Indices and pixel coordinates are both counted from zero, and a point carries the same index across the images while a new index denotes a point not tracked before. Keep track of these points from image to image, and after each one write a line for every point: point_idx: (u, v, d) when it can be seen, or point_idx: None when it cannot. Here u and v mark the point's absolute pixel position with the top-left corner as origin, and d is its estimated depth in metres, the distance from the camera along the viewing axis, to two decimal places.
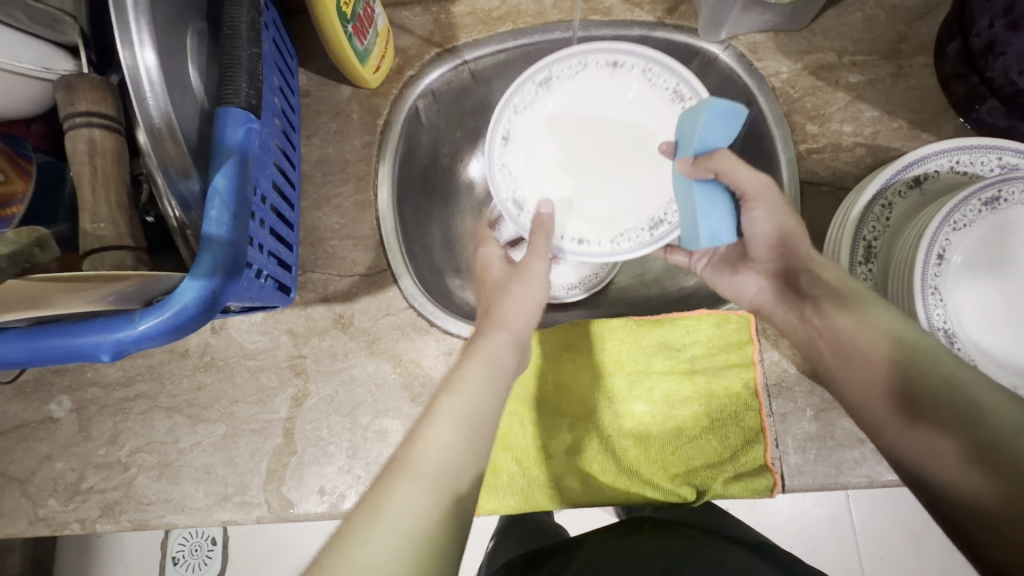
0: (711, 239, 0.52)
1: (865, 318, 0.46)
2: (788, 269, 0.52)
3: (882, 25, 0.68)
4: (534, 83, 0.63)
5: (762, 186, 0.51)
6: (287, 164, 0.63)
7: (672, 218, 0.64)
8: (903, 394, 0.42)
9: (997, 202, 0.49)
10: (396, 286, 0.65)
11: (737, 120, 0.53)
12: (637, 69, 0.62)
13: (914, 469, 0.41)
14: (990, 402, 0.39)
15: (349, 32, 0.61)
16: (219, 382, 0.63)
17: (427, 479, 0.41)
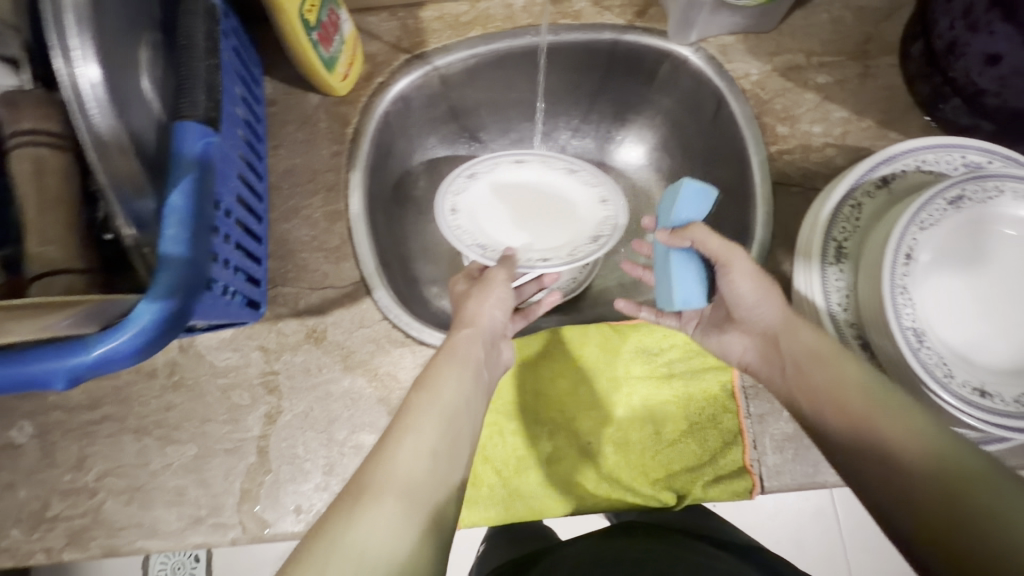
0: (683, 304, 0.55)
1: (838, 369, 0.47)
2: (767, 330, 0.52)
3: (849, 26, 0.69)
4: (463, 176, 0.66)
5: (734, 253, 0.52)
6: (254, 170, 0.62)
7: (608, 229, 0.64)
8: (875, 445, 0.42)
9: (961, 200, 0.49)
10: (370, 298, 0.64)
11: (708, 199, 0.57)
12: (537, 162, 0.69)
13: (890, 520, 0.40)
14: (954, 451, 0.39)
15: (314, 40, 0.60)
16: (190, 402, 0.61)
17: (401, 481, 0.43)
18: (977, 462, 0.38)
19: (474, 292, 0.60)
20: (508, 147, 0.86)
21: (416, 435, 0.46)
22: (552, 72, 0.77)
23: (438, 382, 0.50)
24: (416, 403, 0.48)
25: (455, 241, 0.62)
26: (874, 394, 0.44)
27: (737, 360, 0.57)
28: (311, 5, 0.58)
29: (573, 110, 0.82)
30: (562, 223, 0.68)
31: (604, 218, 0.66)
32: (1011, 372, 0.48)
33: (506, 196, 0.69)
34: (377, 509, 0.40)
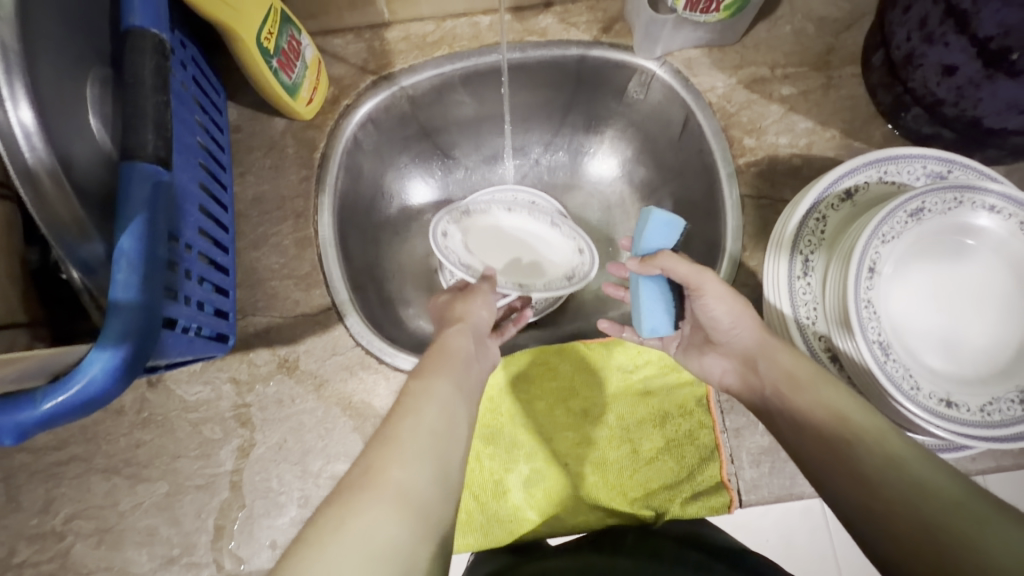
0: (651, 332, 0.57)
1: (813, 393, 0.47)
2: (746, 354, 0.53)
3: (811, 37, 0.69)
4: (460, 210, 0.72)
5: (704, 278, 0.52)
6: (217, 196, 0.61)
7: (582, 270, 0.71)
8: (851, 470, 0.41)
9: (922, 212, 0.50)
10: (342, 324, 0.63)
11: (676, 228, 0.58)
12: (524, 212, 0.75)
13: (869, 544, 0.39)
14: (929, 478, 0.38)
15: (275, 67, 0.59)
16: (160, 438, 0.60)
17: (395, 485, 0.39)
18: (953, 490, 0.37)
19: (461, 297, 0.60)
20: (481, 163, 0.85)
21: (411, 436, 0.43)
22: (520, 89, 0.76)
23: (431, 387, 0.48)
24: (413, 400, 0.46)
25: (445, 258, 0.65)
26: (853, 420, 0.44)
27: (717, 382, 0.57)
28: (268, 32, 0.57)
29: (544, 124, 0.82)
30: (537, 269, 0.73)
31: (574, 264, 0.73)
32: (978, 382, 0.49)
33: (491, 237, 0.73)
34: (371, 515, 0.37)
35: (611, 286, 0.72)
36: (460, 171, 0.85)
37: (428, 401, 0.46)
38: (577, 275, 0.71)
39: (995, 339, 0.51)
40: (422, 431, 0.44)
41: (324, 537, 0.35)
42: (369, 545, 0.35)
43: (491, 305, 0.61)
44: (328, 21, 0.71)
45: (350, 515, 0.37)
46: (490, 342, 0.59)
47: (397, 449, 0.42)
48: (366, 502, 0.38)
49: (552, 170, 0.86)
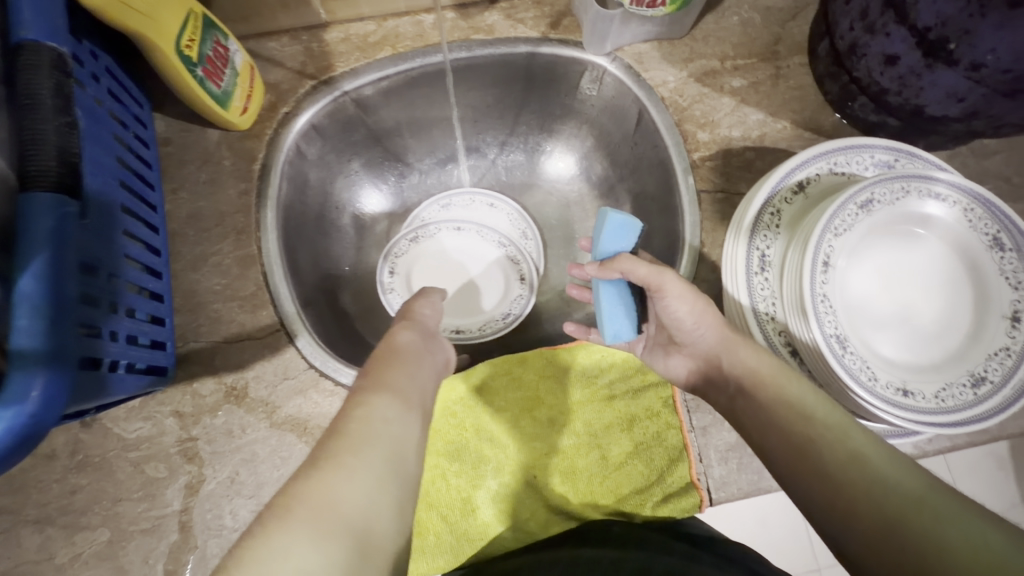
0: (613, 338, 0.56)
1: (772, 387, 0.46)
2: (709, 353, 0.51)
3: (758, 28, 0.69)
4: (406, 239, 0.78)
5: (664, 277, 0.50)
6: (144, 217, 0.57)
7: (516, 309, 0.76)
8: (816, 470, 0.41)
9: (871, 204, 0.50)
10: (293, 346, 0.60)
11: (633, 231, 0.56)
12: (474, 231, 0.80)
13: (836, 541, 0.38)
14: (892, 474, 0.38)
15: (200, 76, 0.55)
16: (97, 482, 0.55)
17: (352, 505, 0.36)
18: (915, 484, 0.37)
19: (415, 300, 0.59)
20: (435, 166, 0.83)
21: (365, 444, 0.40)
22: (470, 89, 0.74)
23: (383, 383, 0.45)
24: (366, 395, 0.43)
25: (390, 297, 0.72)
26: (814, 415, 0.43)
27: (685, 382, 0.56)
28: (189, 40, 0.53)
29: (498, 124, 0.79)
30: (484, 291, 0.78)
31: (513, 297, 0.78)
32: (931, 369, 0.50)
33: (442, 261, 0.79)
34: (314, 529, 0.33)
35: (575, 287, 0.71)
36: (415, 175, 0.82)
37: (389, 397, 0.44)
38: (514, 310, 0.76)
39: (944, 324, 0.52)
40: (380, 440, 0.40)
41: (261, 550, 0.31)
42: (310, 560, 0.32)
43: (436, 304, 0.60)
44: (260, 23, 0.66)
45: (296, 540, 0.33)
46: (445, 339, 0.57)
47: (351, 458, 0.38)
48: (313, 523, 0.34)
49: (509, 170, 0.84)
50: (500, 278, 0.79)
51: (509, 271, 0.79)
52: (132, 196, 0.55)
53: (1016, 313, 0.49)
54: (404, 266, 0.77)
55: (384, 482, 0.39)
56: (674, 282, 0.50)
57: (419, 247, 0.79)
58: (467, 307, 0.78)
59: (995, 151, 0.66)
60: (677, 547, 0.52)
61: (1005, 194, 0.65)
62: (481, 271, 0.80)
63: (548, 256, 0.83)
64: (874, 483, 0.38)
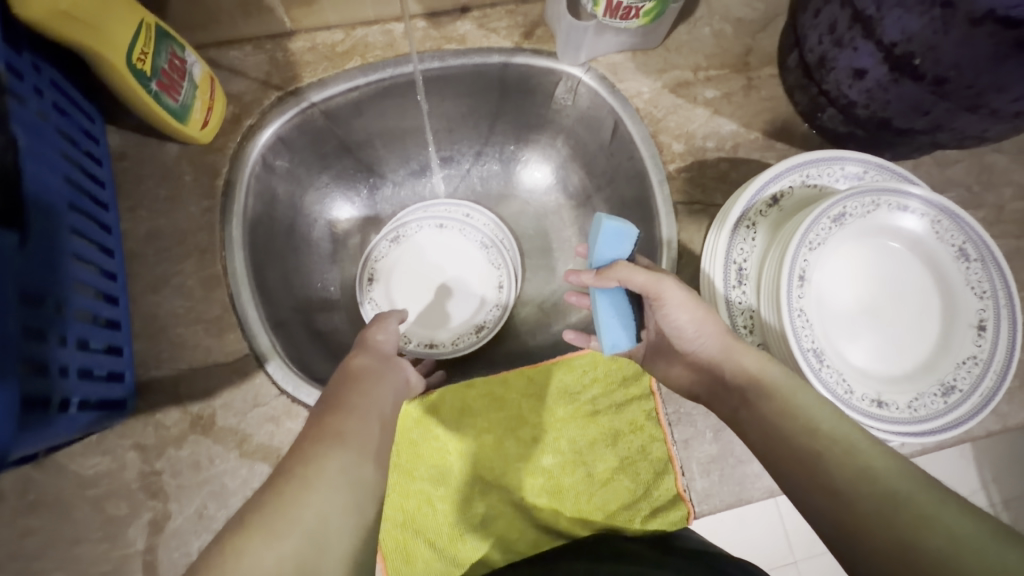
0: (612, 348, 0.55)
1: (776, 399, 0.45)
2: (711, 362, 0.50)
3: (730, 39, 0.70)
4: (387, 240, 0.78)
5: (664, 284, 0.50)
6: (96, 238, 0.54)
7: (490, 322, 0.77)
8: (823, 485, 0.40)
9: (844, 218, 0.51)
10: (263, 371, 0.57)
11: (629, 239, 0.55)
12: (456, 229, 0.81)
13: (845, 557, 0.38)
14: (902, 487, 0.37)
15: (154, 90, 0.52)
16: (52, 523, 0.52)
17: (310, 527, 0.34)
18: (923, 499, 0.36)
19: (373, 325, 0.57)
20: (409, 176, 0.81)
21: (329, 471, 0.38)
22: (443, 100, 0.72)
23: (347, 405, 0.43)
24: (336, 421, 0.41)
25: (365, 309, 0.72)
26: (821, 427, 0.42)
27: (686, 390, 0.55)
28: (142, 52, 0.50)
29: (472, 133, 0.78)
30: (461, 295, 0.78)
31: (489, 307, 0.78)
32: (903, 378, 0.51)
33: (423, 261, 0.79)
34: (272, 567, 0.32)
35: (573, 295, 0.69)
36: (388, 186, 0.80)
37: (355, 421, 0.42)
38: (487, 322, 0.77)
39: (915, 333, 0.53)
40: (347, 462, 0.39)
41: None
42: None
43: (391, 329, 0.56)
44: (220, 31, 0.63)
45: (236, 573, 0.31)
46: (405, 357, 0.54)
47: (314, 484, 0.36)
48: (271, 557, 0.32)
49: (484, 180, 0.83)
50: (478, 283, 0.79)
51: (487, 277, 0.79)
52: (84, 218, 0.52)
53: (982, 321, 0.51)
54: (384, 267, 0.78)
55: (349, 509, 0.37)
56: (674, 289, 0.50)
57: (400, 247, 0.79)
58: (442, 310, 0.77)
59: (957, 160, 0.67)
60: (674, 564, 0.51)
61: (967, 201, 0.67)
62: (461, 274, 0.79)
63: (526, 267, 0.82)
64: (883, 498, 0.37)
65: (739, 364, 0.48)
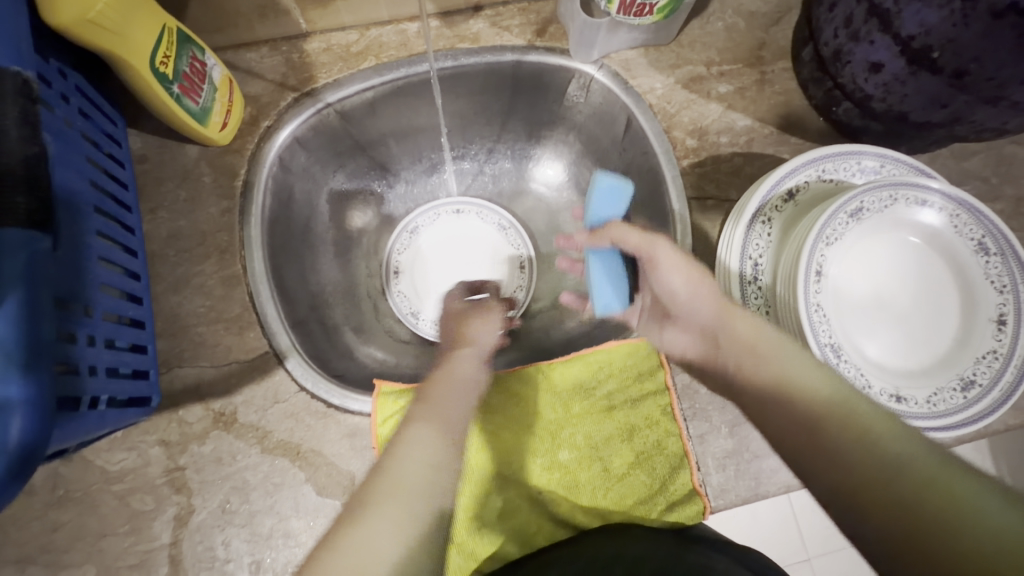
0: (603, 308, 0.60)
1: (775, 371, 0.44)
2: (705, 327, 0.50)
3: (742, 33, 0.69)
4: (406, 232, 0.81)
5: (656, 243, 0.52)
6: (121, 239, 0.55)
7: (516, 303, 0.79)
8: (826, 452, 0.40)
9: (861, 212, 0.51)
10: (283, 368, 0.58)
11: (622, 197, 0.60)
12: (473, 213, 0.83)
13: (850, 523, 0.39)
14: (903, 454, 0.38)
15: (176, 93, 0.53)
16: (80, 518, 0.53)
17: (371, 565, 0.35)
18: (926, 461, 0.37)
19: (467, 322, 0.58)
20: (423, 174, 0.82)
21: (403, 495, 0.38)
22: (456, 99, 0.73)
23: (417, 428, 0.43)
24: (408, 430, 0.42)
25: (395, 306, 0.78)
26: (819, 397, 0.42)
27: (680, 356, 0.55)
28: (164, 56, 0.51)
29: (484, 132, 0.78)
30: (481, 275, 0.81)
31: (513, 290, 0.80)
32: (921, 373, 0.51)
33: (441, 249, 0.82)
34: None
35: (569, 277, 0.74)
36: (401, 185, 0.81)
37: (426, 428, 0.43)
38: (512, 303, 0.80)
39: (933, 328, 0.53)
40: (406, 491, 0.38)
41: None
42: None
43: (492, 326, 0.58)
44: (237, 34, 0.64)
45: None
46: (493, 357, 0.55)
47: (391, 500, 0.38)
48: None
49: (497, 178, 0.84)
50: (498, 263, 0.82)
51: (507, 257, 0.82)
52: (109, 221, 0.53)
53: (1002, 316, 0.50)
54: (407, 258, 0.81)
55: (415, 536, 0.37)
56: (669, 256, 0.51)
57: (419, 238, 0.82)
58: None
59: (973, 151, 0.67)
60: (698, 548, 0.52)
61: (984, 194, 0.66)
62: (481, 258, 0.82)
63: (540, 264, 0.82)
64: (887, 465, 0.38)
65: (733, 329, 0.48)
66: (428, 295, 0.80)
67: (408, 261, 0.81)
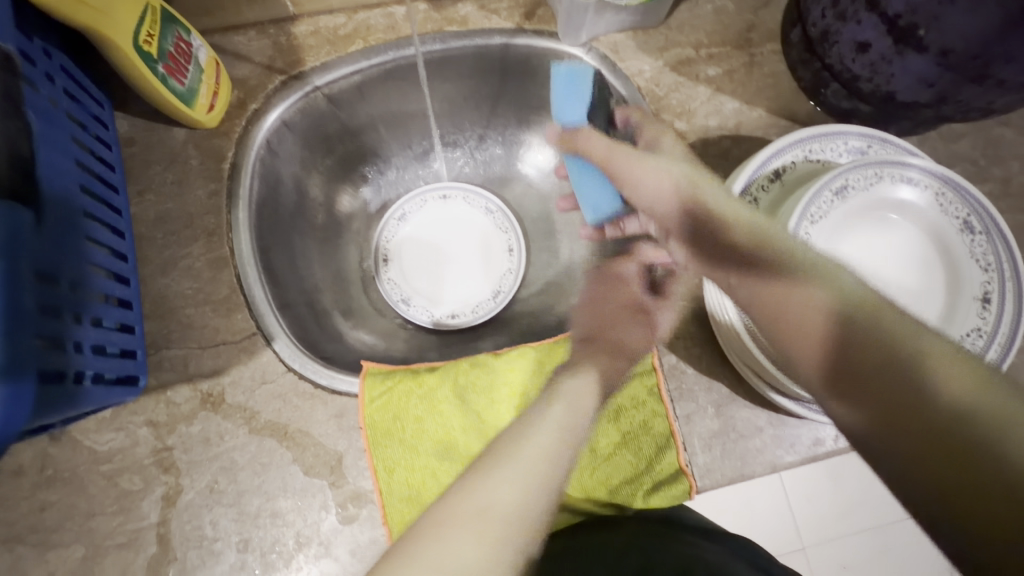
0: (596, 212, 0.66)
1: (814, 297, 0.42)
2: (693, 223, 0.52)
3: (731, 15, 0.69)
4: (394, 219, 0.81)
5: (615, 153, 0.58)
6: (107, 220, 0.55)
7: (506, 287, 0.80)
8: (849, 370, 0.40)
9: (847, 190, 0.51)
10: (270, 350, 0.58)
11: (584, 88, 0.61)
12: (460, 198, 0.83)
13: (868, 442, 0.39)
14: (952, 374, 0.36)
15: (161, 73, 0.53)
16: (68, 498, 0.54)
17: (475, 515, 0.40)
18: (960, 373, 0.36)
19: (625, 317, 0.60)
20: (413, 160, 0.82)
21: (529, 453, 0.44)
22: (446, 82, 0.73)
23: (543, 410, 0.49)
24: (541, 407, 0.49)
25: (385, 293, 0.78)
26: (882, 323, 0.39)
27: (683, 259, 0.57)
28: (148, 35, 0.51)
29: (474, 117, 0.78)
30: (471, 260, 0.81)
31: (502, 274, 0.81)
32: None
33: (430, 235, 0.82)
34: (505, 500, 0.41)
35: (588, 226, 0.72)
36: (392, 170, 0.81)
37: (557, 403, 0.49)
38: (502, 288, 0.80)
39: (919, 308, 0.53)
40: (517, 459, 0.44)
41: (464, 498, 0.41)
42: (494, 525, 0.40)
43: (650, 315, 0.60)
44: (224, 17, 0.64)
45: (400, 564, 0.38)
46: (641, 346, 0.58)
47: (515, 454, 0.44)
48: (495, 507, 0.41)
49: (487, 164, 0.83)
50: (487, 248, 0.82)
51: (496, 241, 0.82)
52: (96, 201, 0.53)
53: (987, 294, 0.50)
54: (396, 244, 0.81)
55: (527, 497, 0.42)
56: (628, 157, 0.57)
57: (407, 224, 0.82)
58: (457, 280, 0.80)
59: (962, 134, 0.67)
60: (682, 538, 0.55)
61: (972, 176, 0.66)
62: (470, 243, 0.82)
63: (530, 249, 0.83)
64: (909, 378, 0.37)
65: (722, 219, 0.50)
66: (417, 281, 0.80)
67: (397, 247, 0.81)
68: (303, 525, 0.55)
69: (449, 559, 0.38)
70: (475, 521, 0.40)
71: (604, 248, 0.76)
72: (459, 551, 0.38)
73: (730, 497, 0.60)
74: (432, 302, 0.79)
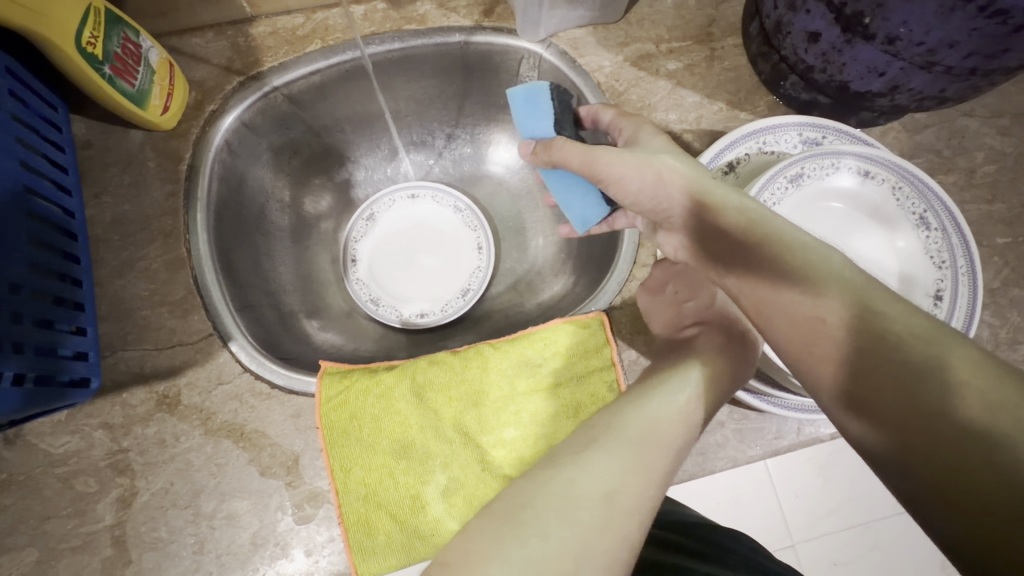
0: (583, 224, 0.61)
1: (824, 295, 0.41)
2: (685, 222, 0.51)
3: (692, 10, 0.69)
4: (362, 220, 0.81)
5: (598, 159, 0.52)
6: (58, 223, 0.55)
7: (475, 285, 0.79)
8: (845, 364, 0.39)
9: (801, 178, 0.52)
10: (226, 350, 0.58)
11: (541, 99, 0.58)
12: (429, 197, 0.82)
13: (863, 438, 0.38)
14: (961, 373, 0.34)
15: (108, 74, 0.53)
16: (23, 501, 0.53)
17: (601, 499, 0.39)
18: (958, 367, 0.34)
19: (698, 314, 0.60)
20: (383, 160, 0.82)
21: (636, 437, 0.44)
22: (411, 81, 0.72)
23: (668, 393, 0.49)
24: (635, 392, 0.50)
25: (353, 292, 0.77)
26: (887, 322, 0.38)
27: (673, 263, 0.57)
28: (91, 37, 0.51)
29: (442, 116, 0.78)
30: (441, 259, 0.81)
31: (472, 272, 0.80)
32: None
33: (399, 234, 0.82)
34: (610, 481, 0.40)
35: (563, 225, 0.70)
36: (361, 171, 0.81)
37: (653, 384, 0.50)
38: (471, 286, 0.79)
39: None
40: (631, 445, 0.43)
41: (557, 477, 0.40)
42: (606, 508, 0.39)
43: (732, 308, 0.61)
44: (180, 19, 0.64)
45: (526, 537, 0.36)
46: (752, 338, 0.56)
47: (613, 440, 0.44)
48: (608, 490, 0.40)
49: (457, 163, 0.83)
50: (457, 247, 0.81)
51: (465, 239, 0.82)
52: (44, 203, 0.53)
53: (939, 291, 0.50)
54: (366, 244, 0.81)
55: (646, 485, 0.42)
56: (608, 155, 0.51)
57: (377, 224, 0.82)
58: (426, 279, 0.80)
59: (926, 125, 0.66)
60: (675, 541, 0.50)
61: (936, 167, 0.65)
62: (440, 242, 0.82)
63: (501, 248, 0.83)
64: (908, 373, 0.36)
65: (715, 211, 0.48)
66: (387, 281, 0.80)
67: (366, 246, 0.81)
68: (258, 526, 0.54)
69: (579, 534, 0.37)
70: (599, 503, 0.39)
71: (572, 246, 0.76)
72: (589, 527, 0.37)
73: (712, 491, 0.59)
74: (401, 301, 0.79)
